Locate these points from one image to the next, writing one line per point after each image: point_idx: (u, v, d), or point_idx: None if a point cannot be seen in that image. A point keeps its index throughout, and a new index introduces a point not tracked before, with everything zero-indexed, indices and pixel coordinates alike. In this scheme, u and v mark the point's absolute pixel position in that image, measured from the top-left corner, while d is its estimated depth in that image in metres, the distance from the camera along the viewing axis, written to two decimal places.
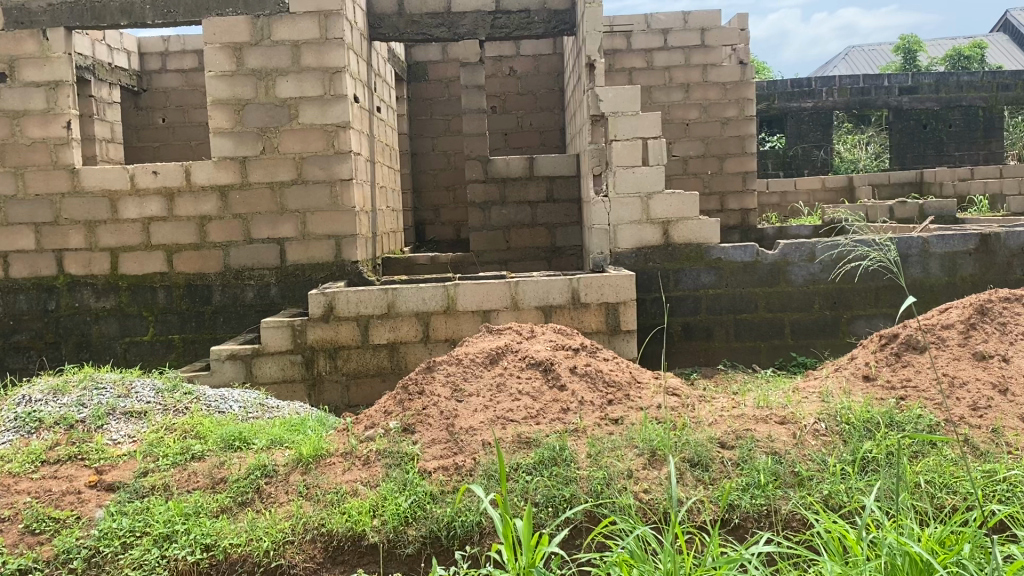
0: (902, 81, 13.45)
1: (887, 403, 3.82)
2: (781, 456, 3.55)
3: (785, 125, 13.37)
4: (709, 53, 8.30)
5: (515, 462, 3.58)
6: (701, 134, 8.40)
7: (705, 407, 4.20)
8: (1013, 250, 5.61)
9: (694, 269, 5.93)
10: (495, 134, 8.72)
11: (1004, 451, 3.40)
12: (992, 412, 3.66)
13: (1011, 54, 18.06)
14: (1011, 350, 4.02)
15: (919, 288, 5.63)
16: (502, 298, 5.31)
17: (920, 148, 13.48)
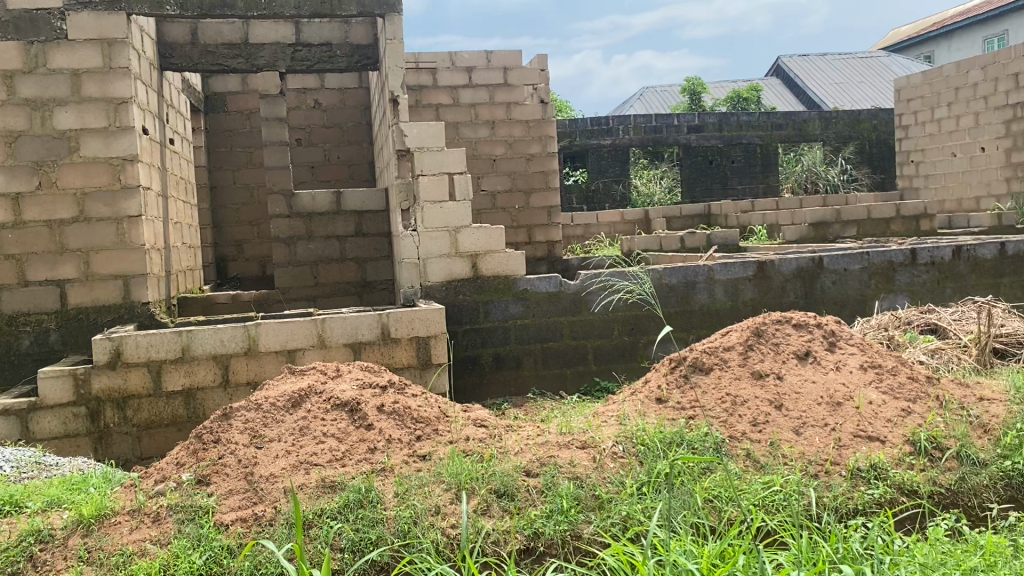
0: (690, 120, 14.40)
1: (678, 423, 4.02)
2: (582, 481, 3.65)
3: (586, 160, 14.05)
4: (512, 91, 8.54)
5: (319, 507, 3.46)
6: (507, 169, 8.62)
7: (511, 436, 4.24)
8: (786, 276, 6.10)
9: (502, 300, 6.01)
10: (299, 167, 8.54)
11: (780, 464, 3.67)
12: (770, 427, 3.95)
13: (783, 96, 19.84)
14: (784, 369, 4.35)
15: (706, 313, 6.00)
16: (308, 336, 5.16)
17: (708, 182, 14.53)
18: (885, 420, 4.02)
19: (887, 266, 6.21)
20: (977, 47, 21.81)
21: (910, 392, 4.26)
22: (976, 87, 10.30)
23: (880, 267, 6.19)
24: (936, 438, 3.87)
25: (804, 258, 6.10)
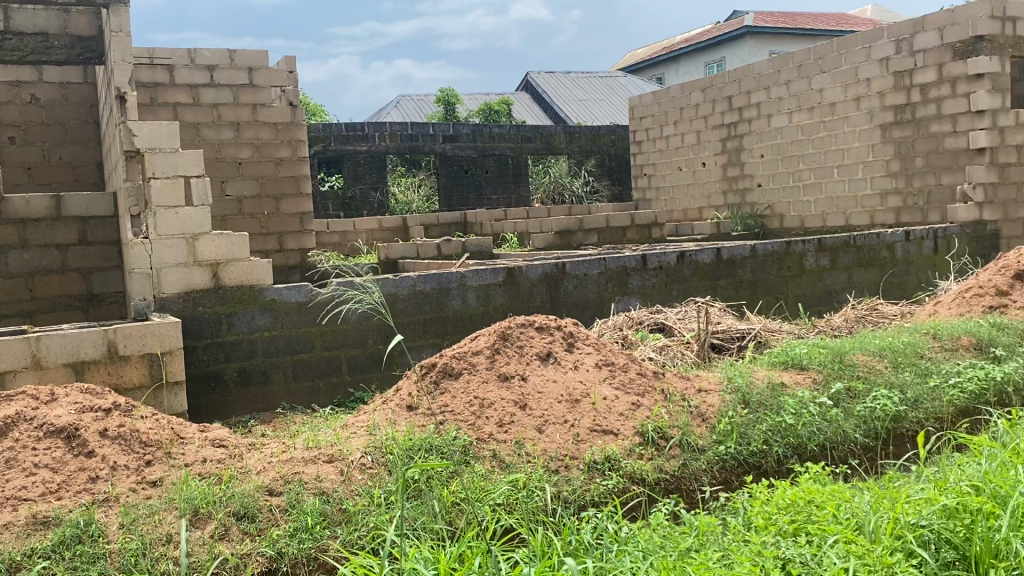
0: (444, 129, 14.55)
1: (427, 429, 4.03)
2: (329, 496, 3.54)
3: (341, 166, 13.86)
4: (258, 93, 8.21)
5: (28, 547, 3.10)
6: (254, 174, 8.27)
7: (254, 455, 4.04)
8: (533, 281, 6.34)
9: (247, 311, 5.70)
10: (13, 168, 7.69)
11: (524, 462, 3.80)
12: (515, 426, 4.07)
13: (533, 110, 20.72)
14: (528, 370, 4.51)
15: (458, 319, 6.09)
16: (20, 356, 4.63)
17: (463, 191, 14.85)
18: (618, 414, 4.27)
19: (621, 270, 6.64)
20: (700, 71, 24.06)
21: (639, 386, 4.56)
22: (698, 107, 11.33)
23: (615, 272, 6.61)
24: (662, 429, 4.19)
25: (549, 264, 6.37)
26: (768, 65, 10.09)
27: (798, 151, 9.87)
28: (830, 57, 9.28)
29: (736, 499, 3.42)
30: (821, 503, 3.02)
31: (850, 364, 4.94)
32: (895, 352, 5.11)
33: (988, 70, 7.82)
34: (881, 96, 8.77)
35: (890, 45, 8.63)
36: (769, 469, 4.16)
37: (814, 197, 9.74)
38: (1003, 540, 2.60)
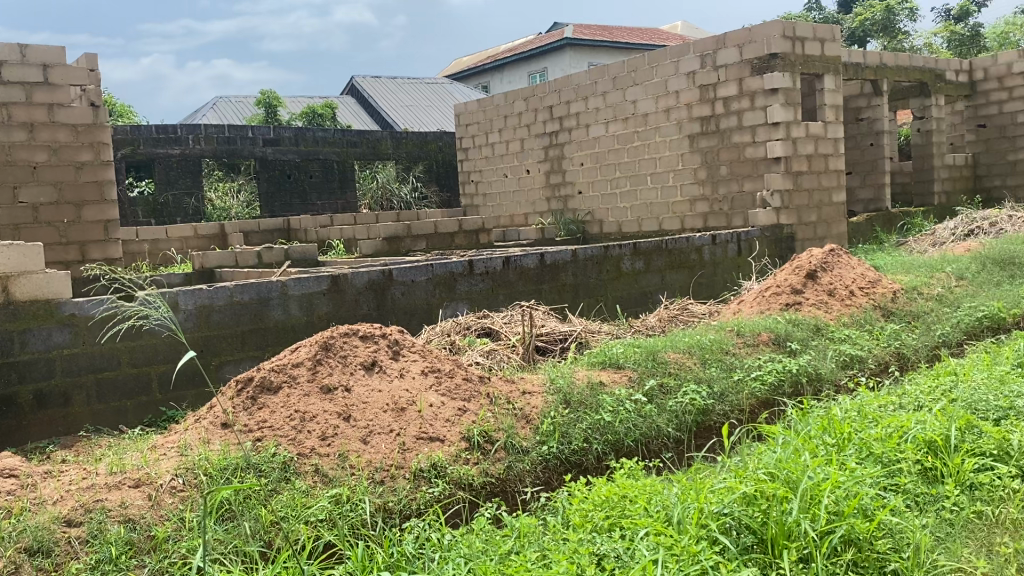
0: (264, 132, 14.13)
1: (244, 446, 3.86)
2: (135, 523, 3.33)
3: (152, 170, 13.13)
4: (54, 92, 7.64)
5: None
6: (52, 178, 7.67)
7: (50, 484, 3.73)
8: (358, 288, 6.24)
9: (43, 328, 5.27)
10: None
11: (348, 475, 3.73)
12: (338, 439, 3.99)
13: (358, 115, 20.47)
14: (352, 380, 4.42)
15: (279, 329, 5.90)
16: None
17: (286, 197, 14.42)
18: (444, 420, 4.27)
19: (448, 276, 6.66)
20: (524, 80, 24.59)
21: (465, 392, 4.57)
22: (521, 115, 11.59)
23: (442, 277, 6.62)
24: (487, 432, 4.22)
25: (374, 271, 6.29)
26: (586, 76, 10.45)
27: (615, 159, 10.28)
28: (642, 69, 9.73)
29: (556, 498, 3.50)
30: (634, 498, 3.15)
31: (662, 362, 5.19)
32: (703, 349, 5.41)
33: (781, 85, 8.46)
34: (689, 107, 9.29)
35: (695, 60, 9.16)
36: (589, 466, 4.31)
37: (630, 204, 10.18)
38: (795, 521, 2.79)
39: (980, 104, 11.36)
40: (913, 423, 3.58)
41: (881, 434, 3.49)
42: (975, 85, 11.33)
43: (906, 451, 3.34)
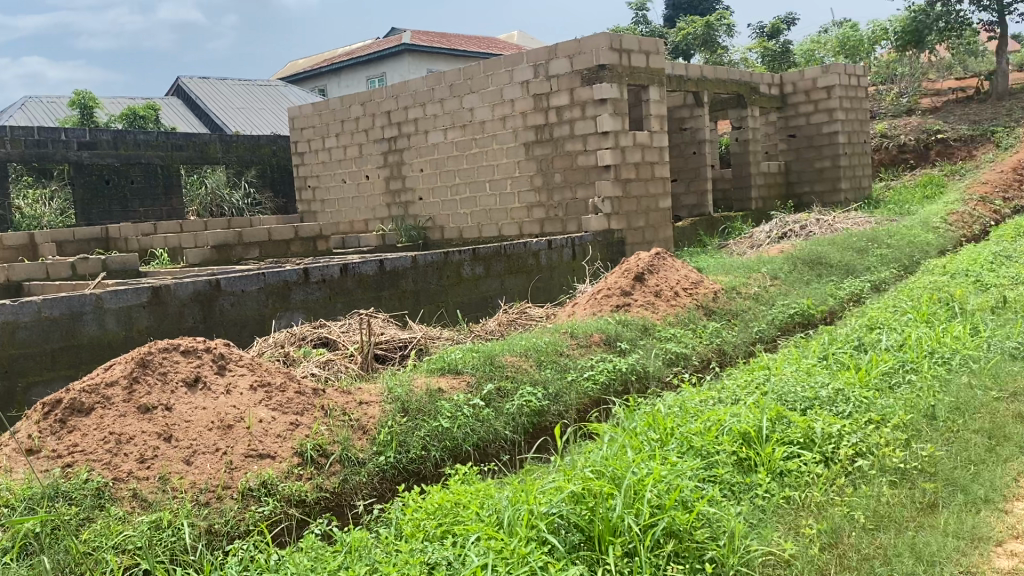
0: (79, 135, 13.24)
1: (51, 474, 3.58)
2: None
3: None
4: None
5: None
6: None
7: None
8: (183, 300, 5.94)
9: None
10: None
11: (169, 498, 3.54)
12: (158, 461, 3.77)
13: (185, 117, 19.63)
14: (173, 398, 4.19)
15: (95, 345, 5.52)
16: None
17: (105, 204, 13.56)
18: (275, 436, 4.11)
19: (281, 285, 6.45)
20: (361, 84, 24.24)
21: (297, 405, 4.41)
22: (358, 120, 11.43)
23: (275, 287, 6.41)
24: (321, 446, 4.12)
25: (201, 282, 5.99)
26: (422, 82, 10.43)
27: (452, 165, 10.31)
28: (478, 77, 9.81)
29: (390, 510, 3.45)
30: (467, 504, 3.15)
31: (499, 366, 5.23)
32: (539, 351, 5.49)
33: (610, 95, 8.75)
34: (524, 115, 9.45)
35: (529, 69, 9.33)
36: (427, 474, 4.29)
37: (469, 210, 10.23)
38: (619, 517, 2.86)
39: (790, 116, 12.22)
40: (729, 416, 3.76)
41: (700, 428, 3.64)
42: (785, 98, 12.17)
43: (723, 443, 3.50)
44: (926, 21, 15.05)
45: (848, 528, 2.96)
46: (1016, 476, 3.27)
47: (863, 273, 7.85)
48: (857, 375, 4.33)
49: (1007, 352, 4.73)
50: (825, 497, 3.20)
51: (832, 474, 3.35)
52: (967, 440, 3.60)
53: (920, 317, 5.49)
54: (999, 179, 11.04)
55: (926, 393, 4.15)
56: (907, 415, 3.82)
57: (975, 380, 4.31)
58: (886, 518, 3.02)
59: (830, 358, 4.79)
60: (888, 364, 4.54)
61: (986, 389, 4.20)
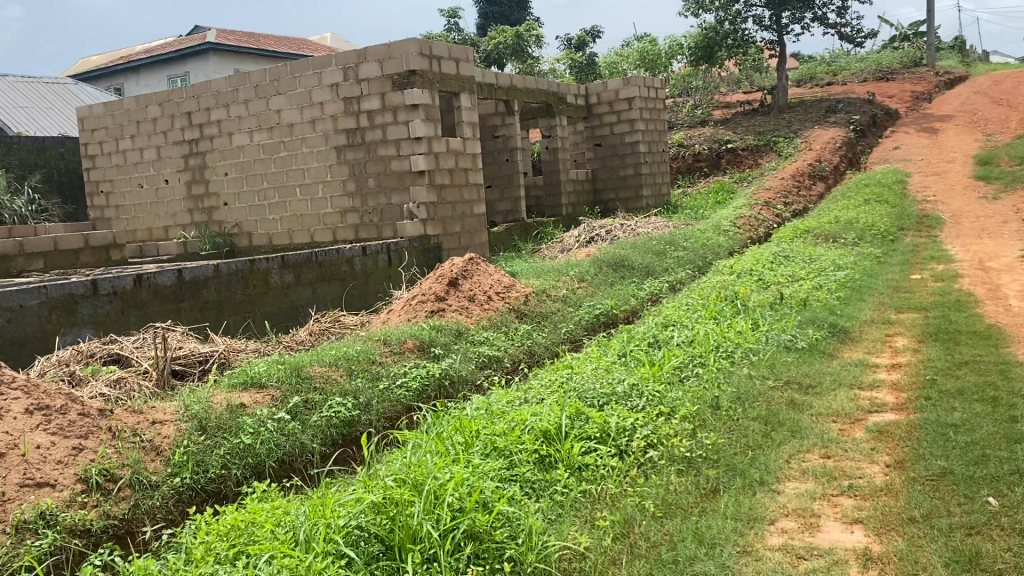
0: None
1: None
2: None
3: None
4: None
5: None
6: None
7: None
8: None
9: None
10: None
11: None
12: None
13: None
14: None
15: None
16: None
17: None
18: (54, 462, 3.76)
19: (67, 299, 5.97)
20: (162, 84, 22.97)
21: (80, 428, 4.06)
22: (156, 121, 10.78)
23: (59, 300, 5.91)
24: (107, 470, 3.83)
25: None
26: (226, 83, 9.96)
27: (260, 170, 9.91)
28: (284, 79, 9.49)
29: (181, 534, 3.26)
30: (262, 522, 3.02)
31: (306, 376, 5.06)
32: (348, 360, 5.37)
33: (421, 101, 8.74)
34: (334, 119, 9.24)
35: (338, 72, 9.13)
36: (227, 494, 4.11)
37: (278, 216, 9.88)
38: (418, 523, 2.80)
39: (596, 124, 12.72)
40: (531, 416, 3.83)
41: (502, 429, 3.67)
42: (591, 108, 12.65)
43: (525, 442, 3.55)
44: (716, 38, 16.13)
45: (639, 519, 3.09)
46: (787, 458, 3.54)
47: (662, 274, 8.28)
48: (651, 371, 4.55)
49: (783, 344, 5.14)
50: (620, 489, 3.32)
51: (626, 466, 3.49)
52: (746, 428, 3.86)
53: (709, 314, 5.86)
54: (781, 186, 12.01)
55: (713, 385, 4.43)
56: (693, 407, 4.06)
57: (754, 371, 4.65)
58: (673, 505, 3.18)
59: (628, 355, 5.00)
60: (679, 360, 4.81)
61: (763, 379, 4.54)
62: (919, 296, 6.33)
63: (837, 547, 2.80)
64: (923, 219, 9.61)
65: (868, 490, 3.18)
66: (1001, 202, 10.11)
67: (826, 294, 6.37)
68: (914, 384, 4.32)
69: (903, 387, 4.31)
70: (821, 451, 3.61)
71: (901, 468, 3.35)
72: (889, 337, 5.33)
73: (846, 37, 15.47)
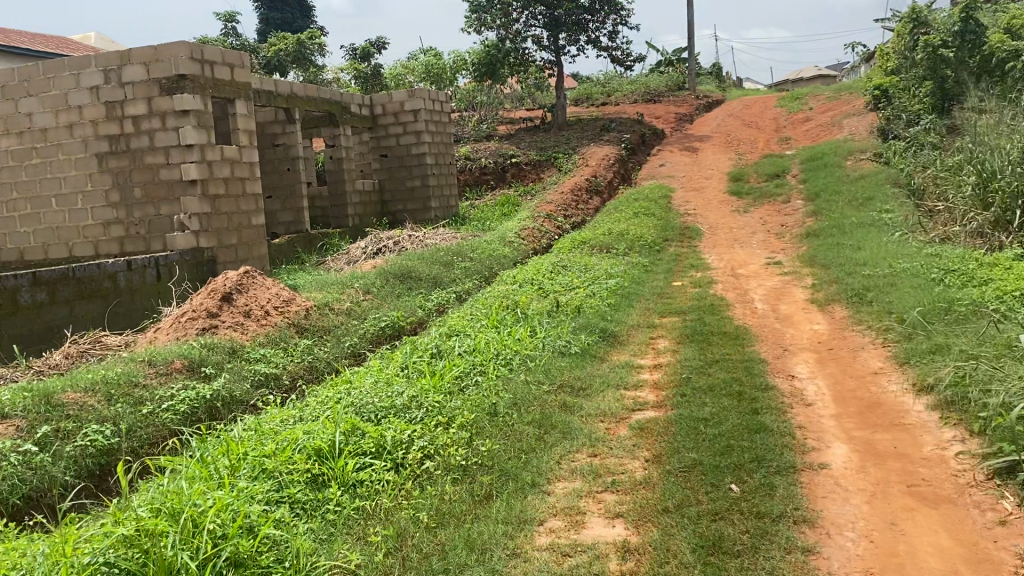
0: None
1: None
2: None
3: None
4: None
5: None
6: None
7: None
8: None
9: None
10: None
11: None
12: None
13: None
14: None
15: None
16: None
17: None
18: None
19: None
20: None
21: None
22: None
23: None
24: None
25: None
26: None
27: (8, 178, 8.98)
28: (36, 80, 8.68)
29: None
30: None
31: (57, 404, 4.62)
32: (108, 383, 4.96)
33: (192, 107, 8.26)
34: (94, 124, 8.56)
35: (99, 74, 8.47)
36: None
37: (31, 229, 8.98)
38: (175, 555, 2.63)
39: (382, 136, 12.66)
40: (304, 434, 3.72)
41: (272, 449, 3.54)
42: (376, 119, 12.56)
43: (296, 462, 3.44)
44: (498, 56, 16.45)
45: (412, 531, 3.07)
46: (558, 459, 3.67)
47: (448, 284, 8.37)
48: (431, 381, 4.56)
49: (557, 350, 5.34)
50: (394, 503, 3.30)
51: (401, 479, 3.48)
52: (520, 433, 3.97)
53: (490, 322, 5.98)
54: (562, 199, 12.52)
55: (491, 393, 4.52)
56: (470, 416, 4.12)
57: (530, 377, 4.80)
58: (447, 514, 3.20)
59: (409, 367, 4.98)
60: (458, 369, 4.86)
61: (538, 384, 4.69)
62: (680, 301, 6.81)
63: (598, 542, 2.93)
64: (685, 231, 10.38)
65: (629, 486, 3.36)
66: (751, 215, 11.12)
67: (598, 301, 6.70)
68: (672, 383, 4.64)
69: (663, 385, 4.62)
70: (588, 450, 3.77)
71: (658, 462, 3.57)
72: (653, 340, 5.69)
73: (617, 60, 16.42)
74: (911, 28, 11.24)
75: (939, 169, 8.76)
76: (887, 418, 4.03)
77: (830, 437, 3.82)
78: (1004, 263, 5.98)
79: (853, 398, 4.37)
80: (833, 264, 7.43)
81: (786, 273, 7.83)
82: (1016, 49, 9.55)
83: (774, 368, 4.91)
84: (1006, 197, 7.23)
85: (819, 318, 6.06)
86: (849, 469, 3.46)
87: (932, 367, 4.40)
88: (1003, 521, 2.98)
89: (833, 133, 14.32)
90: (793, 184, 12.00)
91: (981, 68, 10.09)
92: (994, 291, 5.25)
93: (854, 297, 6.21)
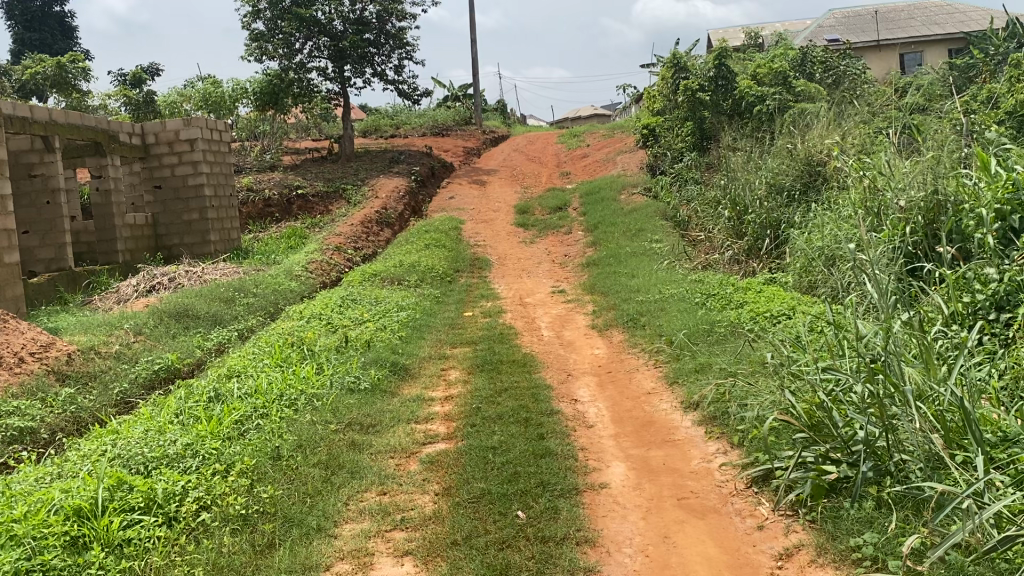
0: None
1: None
2: None
3: None
4: None
5: None
6: None
7: None
8: None
9: None
10: None
11: None
12: None
13: None
14: None
15: None
16: None
17: None
18: None
19: None
20: None
21: None
22: None
23: None
24: None
25: None
26: None
27: None
28: None
29: None
30: None
31: None
32: None
33: None
34: None
35: None
36: None
37: None
38: None
39: (154, 166, 11.94)
40: (61, 493, 3.40)
41: (21, 514, 3.19)
42: (148, 148, 11.84)
43: (51, 525, 3.12)
44: (281, 86, 16.19)
45: None
46: (345, 500, 3.58)
47: (229, 322, 7.96)
48: (208, 427, 4.31)
49: (346, 386, 5.24)
50: (167, 561, 3.08)
51: (174, 534, 3.26)
52: (305, 475, 3.84)
53: (273, 361, 5.75)
54: (351, 230, 12.36)
55: (274, 435, 4.35)
56: (251, 461, 3.94)
57: (317, 417, 4.66)
58: (225, 568, 3.02)
59: (184, 413, 4.67)
60: (239, 412, 4.62)
61: (325, 424, 4.56)
62: (469, 331, 6.91)
63: None
64: (475, 262, 10.56)
65: (418, 521, 3.34)
66: (537, 246, 11.54)
67: (389, 334, 6.65)
68: (462, 414, 4.67)
69: (452, 417, 4.64)
70: (377, 488, 3.71)
71: (447, 495, 3.57)
72: (444, 371, 5.72)
73: (404, 94, 16.56)
74: (673, 71, 12.14)
75: (701, 204, 9.53)
76: (659, 436, 4.28)
77: (608, 458, 4.00)
78: (756, 287, 6.59)
79: (628, 418, 4.61)
80: (611, 291, 7.85)
81: (570, 300, 8.16)
82: (762, 94, 10.56)
83: (559, 393, 5.07)
84: (757, 228, 8.03)
85: (599, 343, 6.35)
86: (626, 487, 3.64)
87: (696, 386, 4.73)
88: (761, 525, 3.24)
89: (608, 168, 15.21)
90: (574, 216, 12.59)
91: (733, 111, 11.12)
92: (748, 312, 5.74)
93: (630, 321, 6.59)
